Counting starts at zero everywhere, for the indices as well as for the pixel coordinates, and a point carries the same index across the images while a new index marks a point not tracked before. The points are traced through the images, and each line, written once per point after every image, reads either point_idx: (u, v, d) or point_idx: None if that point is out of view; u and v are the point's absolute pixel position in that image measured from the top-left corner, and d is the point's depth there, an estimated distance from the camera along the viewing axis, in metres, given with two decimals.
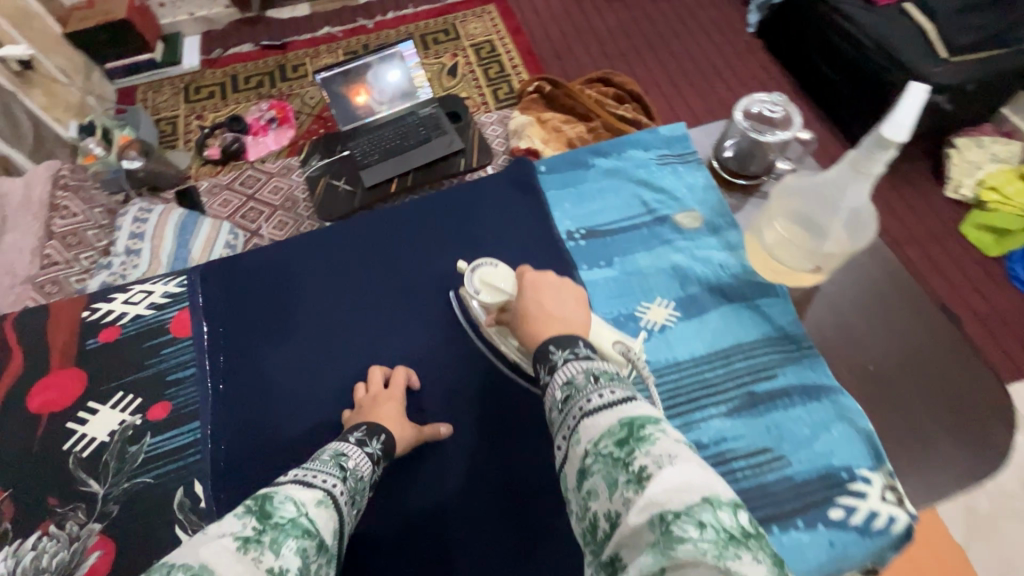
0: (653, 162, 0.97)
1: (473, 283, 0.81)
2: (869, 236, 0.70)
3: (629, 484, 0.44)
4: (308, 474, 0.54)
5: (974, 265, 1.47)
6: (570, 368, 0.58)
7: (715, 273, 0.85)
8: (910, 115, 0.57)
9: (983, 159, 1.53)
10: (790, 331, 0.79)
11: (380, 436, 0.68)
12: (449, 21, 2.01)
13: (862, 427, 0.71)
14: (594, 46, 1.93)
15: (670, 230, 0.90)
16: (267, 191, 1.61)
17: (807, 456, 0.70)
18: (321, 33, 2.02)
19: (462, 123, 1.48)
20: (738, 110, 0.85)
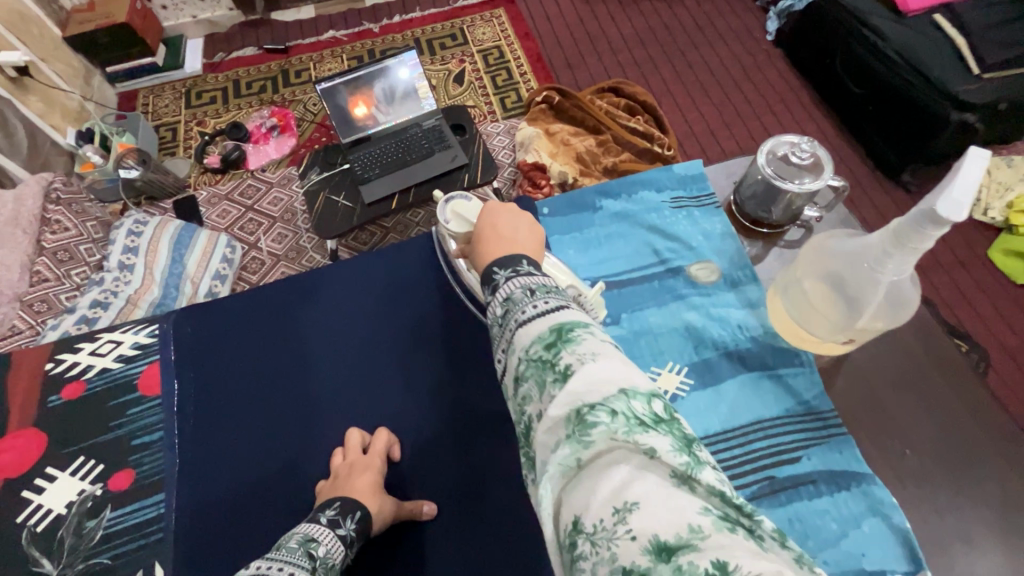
0: (666, 205, 0.92)
1: (445, 214, 0.81)
2: (909, 315, 0.64)
3: (555, 383, 0.43)
4: (273, 566, 0.55)
5: (1001, 293, 1.39)
6: (512, 287, 0.53)
7: (733, 336, 0.80)
8: (968, 192, 0.50)
9: (1014, 181, 1.45)
10: (814, 406, 0.74)
11: (355, 512, 0.68)
12: (456, 25, 1.96)
13: (896, 522, 0.66)
14: (605, 53, 1.87)
15: (683, 283, 0.85)
16: (267, 202, 1.58)
17: (837, 556, 0.65)
18: (326, 36, 1.97)
19: (467, 137, 1.43)
20: (761, 154, 0.79)
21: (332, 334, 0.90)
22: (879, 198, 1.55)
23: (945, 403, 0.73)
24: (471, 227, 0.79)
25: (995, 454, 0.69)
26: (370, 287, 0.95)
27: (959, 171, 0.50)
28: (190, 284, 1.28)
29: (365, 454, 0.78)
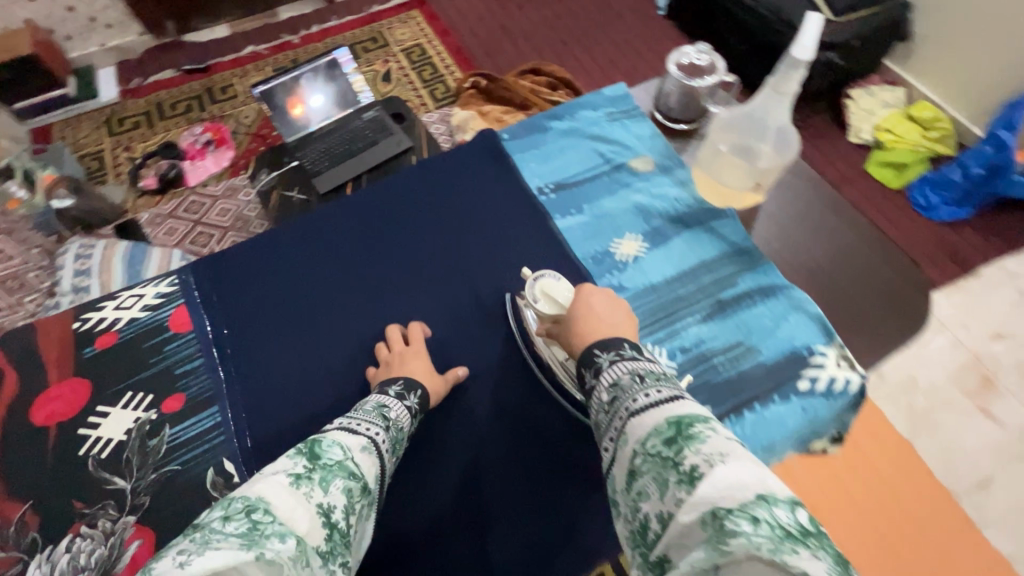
0: (603, 119, 1.03)
1: (534, 293, 0.81)
2: (796, 155, 0.78)
3: (680, 483, 0.49)
4: (353, 423, 0.69)
5: (881, 198, 1.65)
6: (616, 370, 0.64)
7: (673, 206, 0.92)
8: (812, 35, 0.66)
9: (875, 106, 1.74)
10: (743, 245, 0.87)
11: (417, 390, 0.80)
12: (375, 29, 2.04)
13: (813, 312, 0.80)
14: (520, 40, 2.02)
15: (627, 175, 0.97)
16: (215, 214, 1.58)
17: (775, 343, 0.79)
18: (246, 52, 1.99)
19: (407, 123, 1.52)
20: (671, 63, 0.94)
21: (321, 289, 0.93)
22: None
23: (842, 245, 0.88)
24: (563, 309, 0.80)
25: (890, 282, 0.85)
26: (353, 231, 0.98)
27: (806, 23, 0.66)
28: None
29: (407, 343, 0.87)
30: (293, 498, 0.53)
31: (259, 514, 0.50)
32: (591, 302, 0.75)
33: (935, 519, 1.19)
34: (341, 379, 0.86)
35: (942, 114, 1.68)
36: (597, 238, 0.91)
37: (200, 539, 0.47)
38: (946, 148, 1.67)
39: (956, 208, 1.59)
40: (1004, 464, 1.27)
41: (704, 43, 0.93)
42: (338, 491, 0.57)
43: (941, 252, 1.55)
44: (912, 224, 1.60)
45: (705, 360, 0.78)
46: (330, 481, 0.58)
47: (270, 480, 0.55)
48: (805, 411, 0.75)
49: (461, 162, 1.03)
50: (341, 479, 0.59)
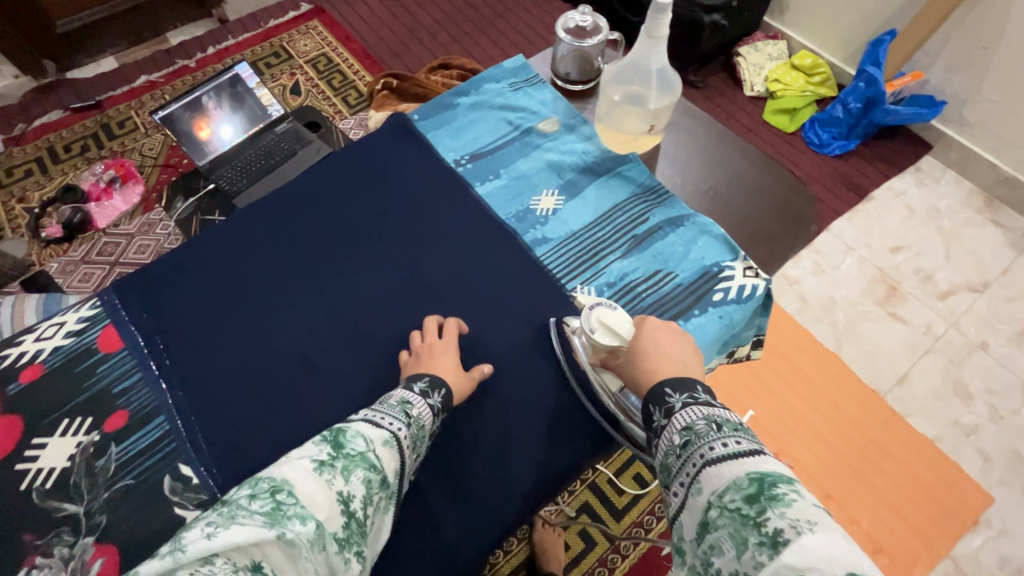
0: (506, 89, 0.97)
1: (589, 322, 0.68)
2: (676, 96, 0.85)
3: (762, 545, 0.41)
4: (376, 414, 0.61)
5: (782, 141, 1.79)
6: (689, 415, 0.53)
7: (582, 160, 0.89)
8: None
9: (763, 61, 1.89)
10: (649, 185, 0.86)
11: (442, 389, 0.67)
12: (276, 44, 2.00)
13: (718, 232, 0.80)
14: (425, 38, 2.04)
15: (537, 138, 0.92)
16: (133, 252, 1.52)
17: (689, 264, 0.78)
18: (139, 82, 1.89)
19: (323, 130, 1.52)
20: (558, 30, 0.97)
21: None
22: None
23: (740, 170, 0.93)
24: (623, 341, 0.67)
25: (791, 200, 0.91)
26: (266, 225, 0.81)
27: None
28: None
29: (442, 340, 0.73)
30: (313, 485, 0.52)
31: (284, 495, 0.50)
32: (642, 331, 0.65)
33: (865, 417, 1.33)
34: (267, 403, 0.70)
35: (820, 60, 1.85)
36: (515, 200, 0.86)
37: (227, 513, 0.48)
38: (828, 90, 1.84)
39: (845, 141, 1.74)
40: (919, 358, 1.41)
41: (584, 5, 0.97)
42: (358, 481, 0.54)
43: (839, 181, 1.70)
44: (812, 161, 1.74)
45: (630, 292, 0.76)
46: (351, 471, 0.54)
47: (296, 463, 0.54)
48: (724, 319, 0.73)
49: (375, 143, 0.89)
50: (361, 470, 0.55)
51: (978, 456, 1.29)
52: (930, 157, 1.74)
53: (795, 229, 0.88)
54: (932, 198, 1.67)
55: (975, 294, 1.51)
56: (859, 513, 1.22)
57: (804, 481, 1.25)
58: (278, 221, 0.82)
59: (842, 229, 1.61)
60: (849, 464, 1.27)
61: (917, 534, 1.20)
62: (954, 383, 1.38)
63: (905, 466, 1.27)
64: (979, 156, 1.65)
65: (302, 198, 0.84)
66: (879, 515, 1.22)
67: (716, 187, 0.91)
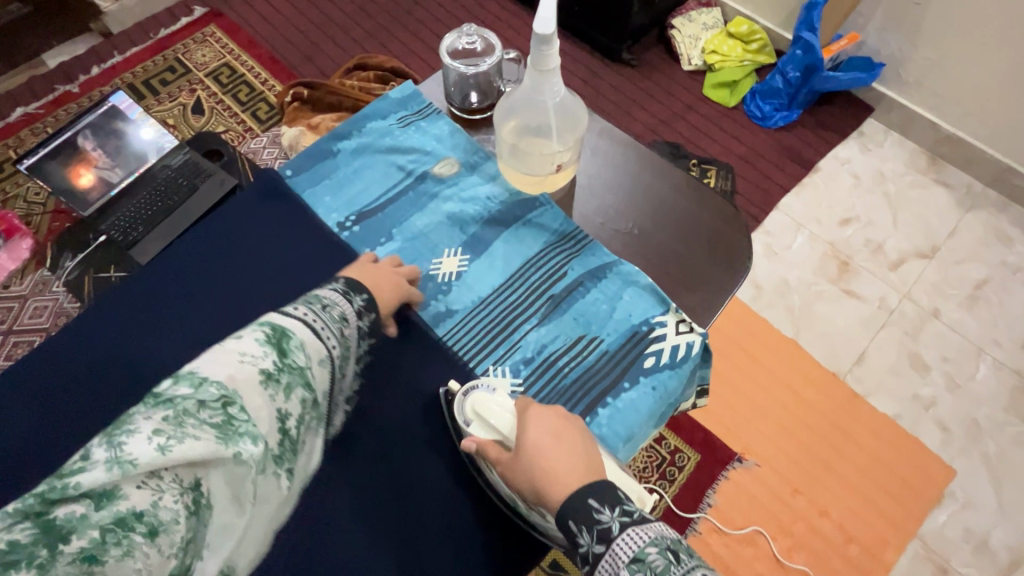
0: (395, 126, 0.87)
1: (464, 413, 0.67)
2: (583, 128, 0.76)
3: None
4: (318, 323, 0.61)
5: (724, 117, 1.71)
6: (631, 540, 0.49)
7: (486, 208, 0.81)
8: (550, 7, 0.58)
9: (698, 31, 1.79)
10: (565, 231, 0.79)
11: (370, 314, 0.68)
12: (169, 56, 1.78)
13: (643, 282, 0.75)
14: (338, 36, 1.86)
15: (433, 184, 0.84)
16: (28, 316, 1.35)
17: (615, 326, 0.73)
18: (15, 116, 1.65)
19: (225, 160, 1.35)
20: (444, 54, 0.84)
21: None
22: (614, 79, 1.78)
23: (665, 201, 0.84)
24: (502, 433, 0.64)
25: (727, 210, 0.83)
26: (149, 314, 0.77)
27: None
28: None
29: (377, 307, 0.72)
30: (261, 398, 0.52)
31: (235, 409, 0.50)
32: (527, 433, 0.61)
33: (824, 404, 1.30)
34: None
35: (755, 25, 1.76)
36: (412, 267, 0.78)
37: (175, 419, 0.47)
38: (767, 57, 1.76)
39: (787, 113, 1.68)
40: (875, 334, 1.39)
41: (468, 23, 0.85)
42: (298, 400, 0.56)
43: (783, 155, 1.64)
44: (755, 136, 1.68)
45: (551, 367, 0.71)
46: (291, 389, 0.56)
47: (242, 369, 0.53)
48: (656, 391, 0.69)
49: (239, 213, 0.83)
50: (301, 389, 0.57)
51: (937, 429, 1.28)
52: (872, 120, 1.69)
53: (730, 266, 0.79)
54: (876, 163, 1.63)
55: (925, 260, 1.49)
56: (827, 503, 1.20)
57: (769, 480, 1.22)
58: (151, 319, 0.77)
59: (789, 206, 1.57)
60: (809, 453, 1.25)
61: (883, 516, 1.19)
62: (910, 356, 1.37)
63: (865, 447, 1.26)
64: (919, 116, 1.61)
65: (175, 290, 0.78)
66: (846, 504, 1.20)
67: (639, 227, 0.82)
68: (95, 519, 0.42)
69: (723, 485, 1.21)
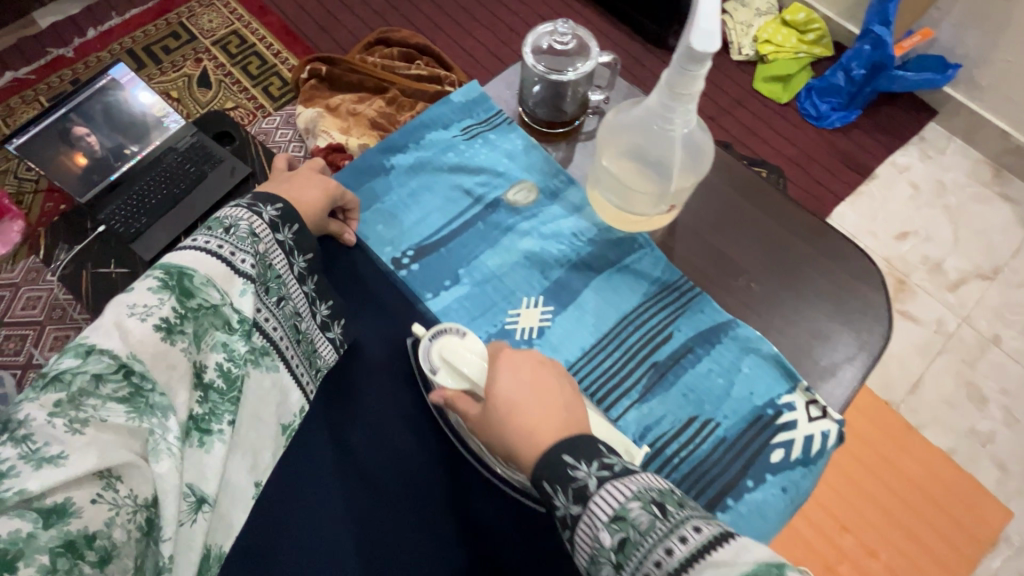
0: (458, 139, 0.73)
1: (431, 361, 0.58)
2: (705, 169, 0.60)
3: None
4: (223, 249, 0.54)
5: (776, 114, 1.57)
6: (612, 497, 0.44)
7: (573, 248, 0.68)
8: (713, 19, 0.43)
9: (750, 18, 1.65)
10: (668, 279, 0.66)
11: (294, 225, 0.61)
12: (173, 20, 1.62)
13: (767, 351, 0.62)
14: (357, 6, 1.70)
15: (506, 214, 0.70)
16: (21, 307, 1.25)
17: (732, 406, 0.60)
18: (3, 81, 1.49)
19: (237, 144, 1.22)
20: (526, 52, 0.67)
21: None
22: (657, 66, 1.63)
23: (775, 236, 0.70)
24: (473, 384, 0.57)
25: (842, 249, 0.70)
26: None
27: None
28: None
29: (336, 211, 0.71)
30: (172, 356, 0.47)
31: (140, 378, 0.44)
32: (497, 385, 0.53)
33: (877, 437, 1.22)
34: None
35: (814, 14, 1.62)
36: (484, 318, 0.65)
37: (71, 402, 0.41)
38: (824, 49, 1.62)
39: (845, 113, 1.55)
40: (930, 361, 1.30)
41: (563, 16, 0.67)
42: (214, 346, 0.51)
43: (837, 160, 1.52)
44: (808, 137, 1.55)
45: (659, 458, 0.58)
46: (206, 335, 0.50)
47: (135, 327, 0.45)
48: (787, 493, 0.57)
49: None
50: (217, 331, 0.51)
51: (992, 467, 1.23)
52: (934, 125, 1.57)
53: (849, 326, 0.66)
54: (937, 172, 1.52)
55: (986, 282, 1.39)
56: (877, 545, 1.12)
57: (815, 516, 1.14)
58: None
59: (840, 217, 1.46)
60: (862, 490, 1.16)
61: (934, 559, 1.12)
62: (966, 386, 1.29)
63: (921, 487, 1.17)
64: (989, 124, 1.48)
65: None
66: (899, 548, 1.12)
67: (755, 281, 0.67)
68: (43, 540, 0.36)
69: (787, 534, 1.08)
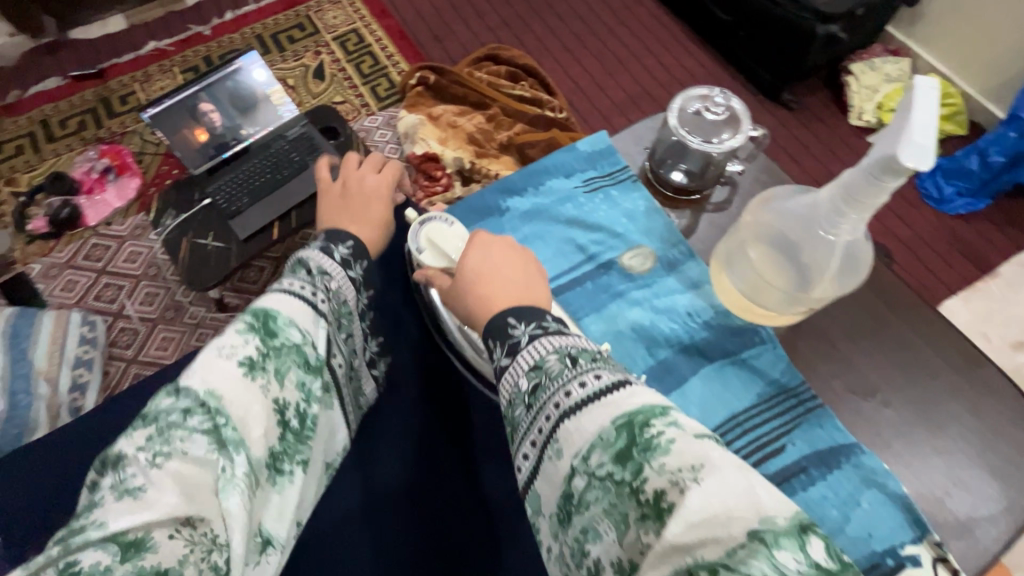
0: (579, 191, 0.70)
1: (416, 241, 0.61)
2: (862, 275, 0.54)
3: (644, 520, 0.35)
4: (300, 287, 0.55)
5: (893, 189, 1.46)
6: (541, 350, 0.45)
7: (685, 328, 0.63)
8: (929, 132, 0.40)
9: (878, 82, 1.53)
10: (787, 384, 0.60)
11: (364, 262, 0.65)
12: (301, 13, 1.71)
13: (893, 490, 0.55)
14: (473, 20, 1.73)
15: (618, 277, 0.66)
16: (123, 259, 1.34)
17: (844, 546, 0.53)
18: (146, 50, 1.62)
19: (341, 140, 1.26)
20: (671, 114, 0.63)
21: None
22: (768, 121, 1.56)
23: (900, 343, 0.64)
24: (452, 262, 0.60)
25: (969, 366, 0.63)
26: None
27: (916, 109, 0.41)
28: (45, 383, 1.10)
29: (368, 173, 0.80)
30: (249, 393, 0.46)
31: (219, 416, 0.44)
32: (466, 258, 0.55)
33: None
34: None
35: (951, 88, 1.50)
36: None
37: (160, 435, 0.42)
38: (956, 127, 1.49)
39: (972, 200, 1.42)
40: None
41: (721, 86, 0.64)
42: (292, 382, 0.50)
43: (957, 249, 1.39)
44: (927, 219, 1.42)
45: None
46: (284, 370, 0.50)
47: (220, 365, 0.45)
48: None
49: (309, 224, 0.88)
50: (294, 369, 0.50)
51: None
52: None
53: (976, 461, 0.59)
54: None
55: None
56: None
57: None
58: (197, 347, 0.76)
59: (952, 313, 1.32)
60: None
61: None
62: None
63: None
64: None
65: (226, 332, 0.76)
66: None
67: (889, 405, 0.61)
68: None
69: None
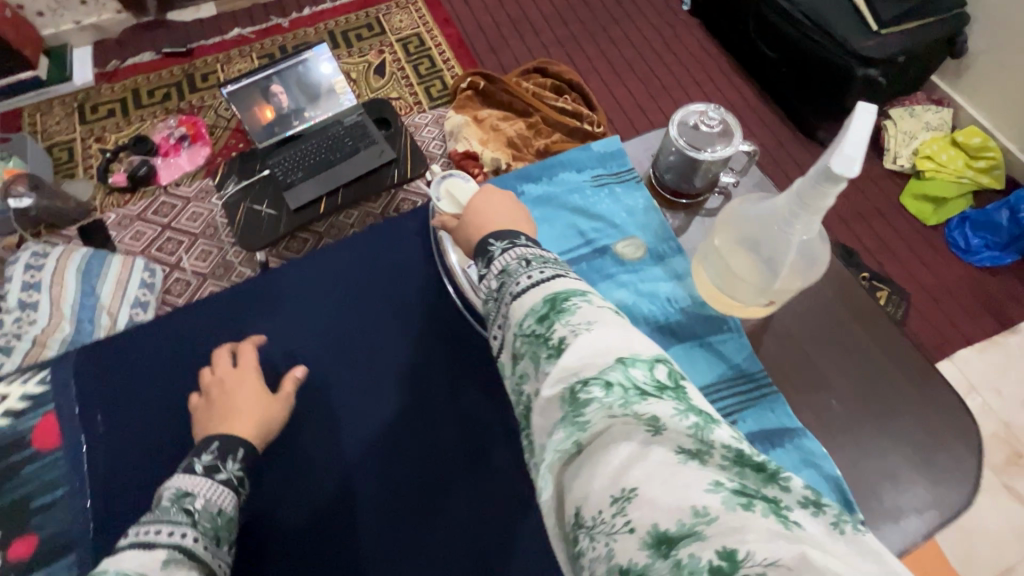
0: (588, 184, 0.77)
1: (437, 190, 0.71)
2: (818, 274, 0.61)
3: (549, 358, 0.42)
4: (152, 530, 0.56)
5: (918, 234, 1.46)
6: (510, 256, 0.52)
7: (663, 311, 0.69)
8: (861, 145, 0.46)
9: (916, 129, 1.53)
10: (746, 369, 0.66)
11: (237, 452, 0.70)
12: (372, 14, 1.85)
13: (828, 471, 0.60)
14: (528, 34, 1.84)
15: (611, 262, 0.73)
16: (185, 219, 1.48)
17: None
18: (231, 35, 1.79)
19: (392, 131, 1.38)
20: (672, 125, 0.70)
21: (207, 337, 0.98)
22: (800, 155, 1.60)
23: (871, 359, 0.69)
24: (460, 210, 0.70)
25: (935, 389, 0.67)
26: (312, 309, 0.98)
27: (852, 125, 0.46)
28: (107, 316, 1.24)
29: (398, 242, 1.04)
30: None
31: None
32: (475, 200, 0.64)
33: None
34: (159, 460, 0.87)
35: (991, 142, 1.50)
36: None
37: None
38: (992, 181, 1.49)
39: (999, 253, 1.42)
40: None
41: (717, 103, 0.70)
42: None
43: (977, 300, 1.39)
44: (949, 268, 1.43)
45: None
46: None
47: None
48: None
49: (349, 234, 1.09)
50: None
51: None
52: None
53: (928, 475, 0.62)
54: None
55: None
56: None
57: None
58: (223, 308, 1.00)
59: (963, 362, 1.32)
60: None
61: None
62: None
63: None
64: None
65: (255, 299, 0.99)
66: None
67: (850, 414, 0.66)
68: None
69: None
